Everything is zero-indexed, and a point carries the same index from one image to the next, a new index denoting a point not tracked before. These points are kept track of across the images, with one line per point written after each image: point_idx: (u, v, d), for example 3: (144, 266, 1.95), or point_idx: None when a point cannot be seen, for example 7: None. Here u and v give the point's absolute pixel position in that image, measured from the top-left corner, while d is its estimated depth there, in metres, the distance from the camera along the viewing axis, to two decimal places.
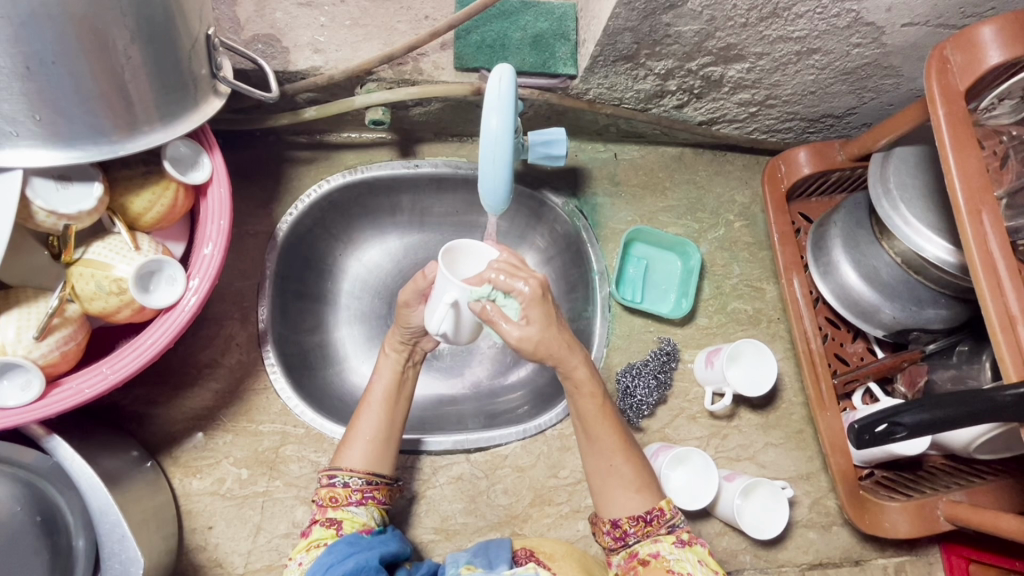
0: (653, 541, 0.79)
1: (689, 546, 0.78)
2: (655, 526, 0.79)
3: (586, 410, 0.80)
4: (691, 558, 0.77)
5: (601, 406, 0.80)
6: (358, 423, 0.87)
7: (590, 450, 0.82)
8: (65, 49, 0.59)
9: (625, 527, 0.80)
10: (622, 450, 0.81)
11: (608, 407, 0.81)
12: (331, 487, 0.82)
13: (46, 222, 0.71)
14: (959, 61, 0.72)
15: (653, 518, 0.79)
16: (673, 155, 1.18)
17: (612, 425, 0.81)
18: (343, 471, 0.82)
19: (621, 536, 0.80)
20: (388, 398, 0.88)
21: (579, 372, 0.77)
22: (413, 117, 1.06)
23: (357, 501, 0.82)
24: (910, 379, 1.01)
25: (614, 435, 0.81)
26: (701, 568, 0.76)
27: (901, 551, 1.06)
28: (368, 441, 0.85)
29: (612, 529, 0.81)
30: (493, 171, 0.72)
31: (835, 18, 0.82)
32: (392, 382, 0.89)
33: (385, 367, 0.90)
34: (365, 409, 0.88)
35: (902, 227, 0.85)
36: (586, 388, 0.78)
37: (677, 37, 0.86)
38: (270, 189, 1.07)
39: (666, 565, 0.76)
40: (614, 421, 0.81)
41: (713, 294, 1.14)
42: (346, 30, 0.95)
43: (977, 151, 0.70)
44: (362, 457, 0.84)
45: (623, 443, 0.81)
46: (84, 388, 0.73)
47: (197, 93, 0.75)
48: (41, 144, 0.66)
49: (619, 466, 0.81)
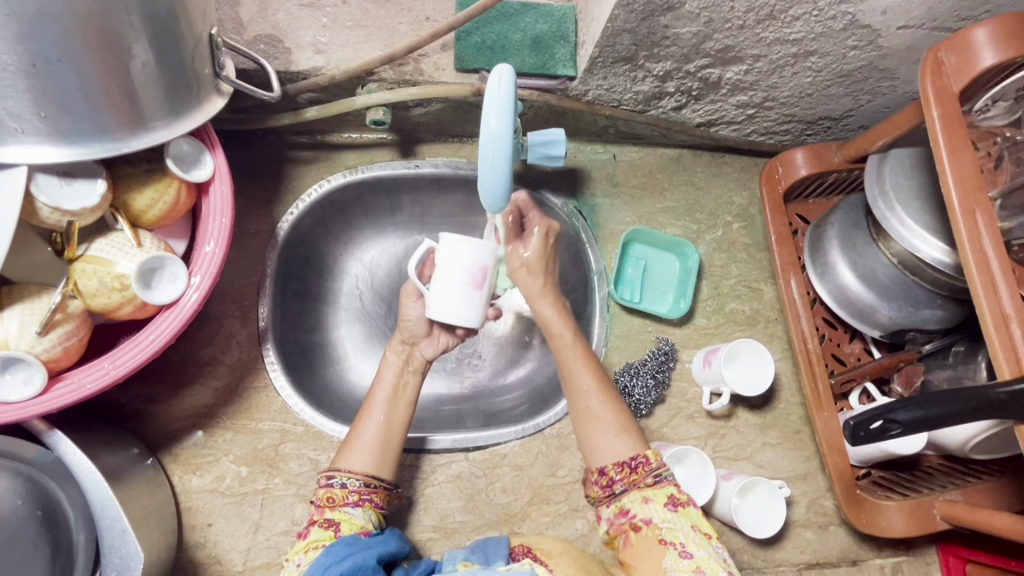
0: (645, 502, 0.78)
1: (682, 509, 0.77)
2: (641, 475, 0.80)
3: (559, 347, 0.90)
4: (684, 524, 0.76)
5: (574, 347, 0.90)
6: (364, 418, 0.87)
7: (572, 393, 0.87)
8: (71, 47, 0.60)
9: (612, 474, 0.81)
10: (598, 390, 0.86)
11: (589, 354, 0.90)
12: (328, 487, 0.81)
13: (50, 218, 0.72)
14: (953, 63, 0.72)
15: (638, 466, 0.80)
16: (672, 156, 1.19)
17: (590, 368, 0.88)
18: (341, 472, 0.83)
19: (608, 485, 0.81)
20: (393, 398, 0.89)
21: (545, 311, 0.92)
22: (413, 118, 1.07)
23: (354, 502, 0.81)
24: (907, 378, 1.01)
25: (592, 377, 0.87)
26: (695, 535, 0.75)
27: (898, 551, 1.07)
28: (372, 444, 0.85)
29: (600, 478, 0.82)
30: (492, 171, 0.73)
31: (831, 21, 0.83)
32: (396, 383, 0.90)
33: (386, 372, 0.91)
34: (367, 413, 0.88)
35: (898, 227, 0.86)
36: (559, 329, 0.91)
37: (675, 39, 0.87)
38: (271, 188, 1.08)
39: (659, 533, 0.75)
40: (590, 363, 0.89)
41: (711, 295, 1.14)
42: (348, 31, 0.96)
43: (971, 152, 0.70)
44: (369, 459, 0.84)
45: (601, 385, 0.87)
46: (86, 384, 0.74)
47: (201, 92, 0.76)
48: (46, 141, 0.67)
49: (597, 407, 0.85)
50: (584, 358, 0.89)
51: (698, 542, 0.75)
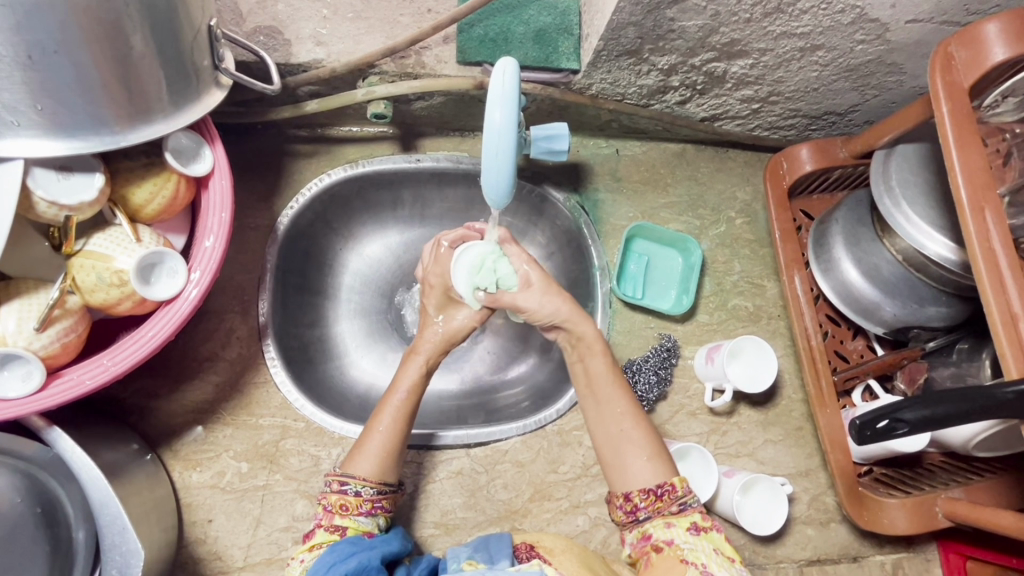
0: (667, 526, 0.78)
1: (705, 533, 0.77)
2: (666, 502, 0.79)
3: (596, 371, 0.88)
4: (706, 547, 0.75)
5: (609, 367, 0.89)
6: (375, 424, 0.85)
7: (601, 416, 0.86)
8: (68, 38, 0.59)
9: (636, 501, 0.80)
10: (632, 413, 0.85)
11: (619, 376, 0.88)
12: (341, 494, 0.79)
13: (46, 213, 0.71)
14: (964, 57, 0.71)
15: (664, 493, 0.79)
16: (676, 151, 1.18)
17: (622, 388, 0.87)
18: (355, 479, 0.80)
19: (633, 511, 0.80)
20: (409, 403, 0.87)
21: (581, 328, 0.90)
22: (414, 111, 1.06)
23: (366, 511, 0.80)
24: (910, 376, 1.00)
25: (624, 400, 0.86)
26: (717, 557, 0.75)
27: (898, 547, 1.07)
28: (381, 450, 0.83)
29: (624, 503, 0.81)
30: (497, 168, 0.71)
31: (839, 14, 0.82)
32: (415, 391, 0.88)
33: (409, 382, 0.88)
34: (377, 419, 0.86)
35: (904, 225, 0.85)
36: (595, 347, 0.89)
37: (680, 32, 0.86)
38: (272, 182, 1.07)
39: (681, 554, 0.74)
40: (623, 388, 0.88)
41: (713, 291, 1.14)
42: (349, 23, 0.94)
43: (980, 149, 0.70)
44: (375, 466, 0.82)
45: (633, 409, 0.86)
46: (85, 380, 0.73)
47: (200, 83, 0.75)
48: (42, 134, 0.66)
49: (629, 432, 0.84)
50: (616, 380, 0.87)
51: (721, 564, 0.74)
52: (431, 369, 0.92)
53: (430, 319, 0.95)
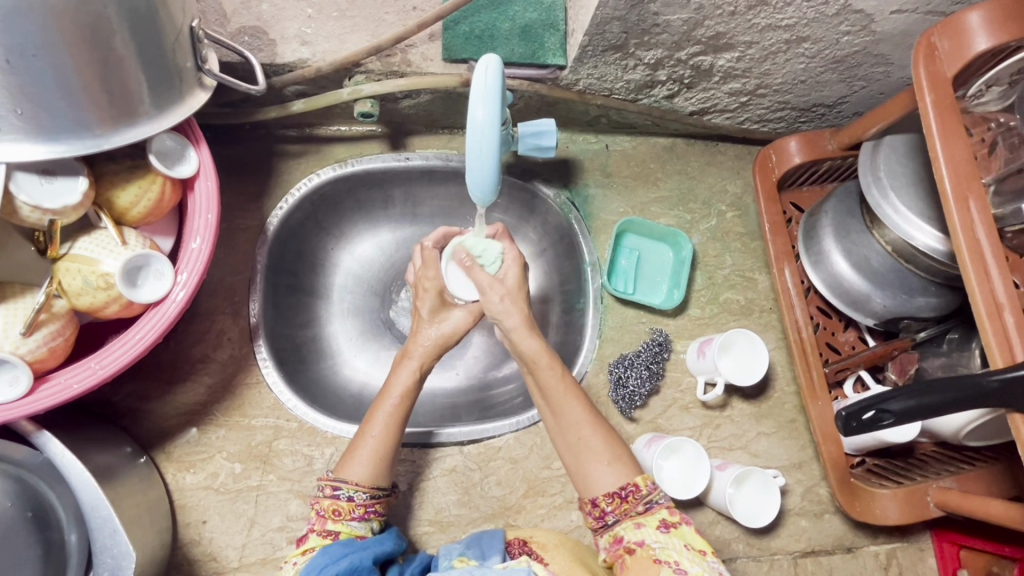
0: (637, 527, 0.78)
1: (675, 529, 0.77)
2: (632, 503, 0.79)
3: (551, 382, 0.86)
4: (677, 544, 0.75)
5: (562, 377, 0.87)
6: (368, 428, 0.84)
7: (562, 426, 0.86)
8: (47, 42, 0.59)
9: (603, 506, 0.80)
10: (589, 421, 0.84)
11: (572, 383, 0.87)
12: (334, 499, 0.79)
13: (30, 217, 0.71)
14: (946, 48, 0.71)
15: (628, 495, 0.80)
16: (665, 145, 1.18)
17: (578, 398, 0.86)
18: (348, 484, 0.80)
19: (601, 516, 0.80)
20: (402, 409, 0.86)
21: (527, 343, 0.87)
22: (402, 110, 1.06)
23: (359, 515, 0.81)
24: (901, 366, 1.00)
25: (580, 408, 0.85)
26: (688, 552, 0.74)
27: (892, 537, 1.07)
28: (376, 454, 0.82)
29: (592, 510, 0.81)
30: (480, 166, 0.71)
31: (823, 6, 0.82)
32: (408, 396, 0.87)
33: (402, 387, 0.87)
34: (369, 425, 0.85)
35: (892, 216, 0.85)
36: (542, 360, 0.87)
37: (665, 26, 0.86)
38: (261, 184, 1.07)
39: (653, 554, 0.74)
40: (579, 395, 0.86)
41: (705, 285, 1.14)
42: (334, 21, 0.94)
43: (965, 139, 0.70)
44: (369, 470, 0.81)
45: (589, 417, 0.85)
46: (72, 384, 0.73)
47: (183, 86, 0.75)
48: (23, 138, 0.66)
49: (587, 440, 0.84)
50: (571, 387, 0.86)
51: (693, 560, 0.73)
52: (425, 373, 0.91)
53: (423, 323, 0.93)
